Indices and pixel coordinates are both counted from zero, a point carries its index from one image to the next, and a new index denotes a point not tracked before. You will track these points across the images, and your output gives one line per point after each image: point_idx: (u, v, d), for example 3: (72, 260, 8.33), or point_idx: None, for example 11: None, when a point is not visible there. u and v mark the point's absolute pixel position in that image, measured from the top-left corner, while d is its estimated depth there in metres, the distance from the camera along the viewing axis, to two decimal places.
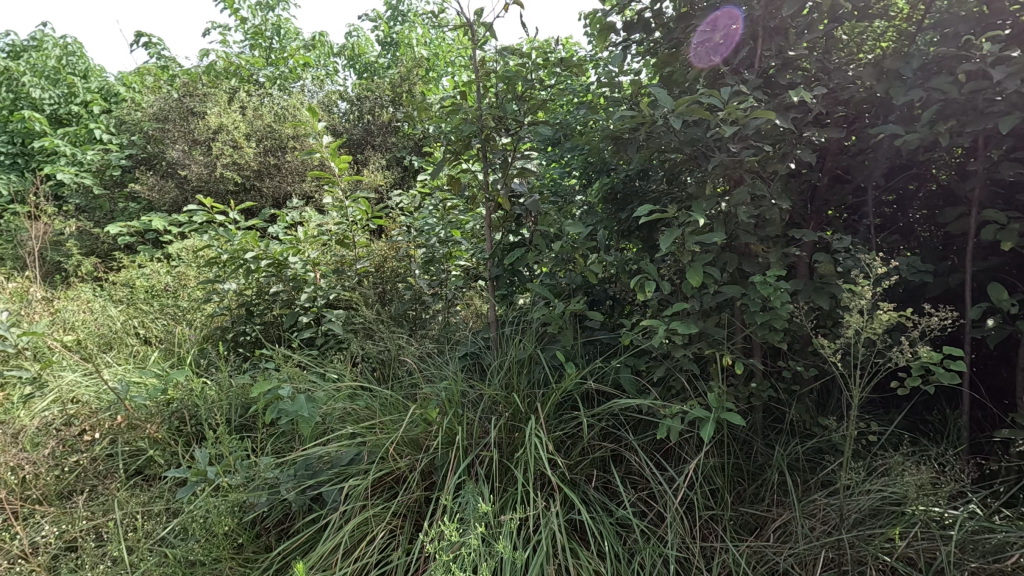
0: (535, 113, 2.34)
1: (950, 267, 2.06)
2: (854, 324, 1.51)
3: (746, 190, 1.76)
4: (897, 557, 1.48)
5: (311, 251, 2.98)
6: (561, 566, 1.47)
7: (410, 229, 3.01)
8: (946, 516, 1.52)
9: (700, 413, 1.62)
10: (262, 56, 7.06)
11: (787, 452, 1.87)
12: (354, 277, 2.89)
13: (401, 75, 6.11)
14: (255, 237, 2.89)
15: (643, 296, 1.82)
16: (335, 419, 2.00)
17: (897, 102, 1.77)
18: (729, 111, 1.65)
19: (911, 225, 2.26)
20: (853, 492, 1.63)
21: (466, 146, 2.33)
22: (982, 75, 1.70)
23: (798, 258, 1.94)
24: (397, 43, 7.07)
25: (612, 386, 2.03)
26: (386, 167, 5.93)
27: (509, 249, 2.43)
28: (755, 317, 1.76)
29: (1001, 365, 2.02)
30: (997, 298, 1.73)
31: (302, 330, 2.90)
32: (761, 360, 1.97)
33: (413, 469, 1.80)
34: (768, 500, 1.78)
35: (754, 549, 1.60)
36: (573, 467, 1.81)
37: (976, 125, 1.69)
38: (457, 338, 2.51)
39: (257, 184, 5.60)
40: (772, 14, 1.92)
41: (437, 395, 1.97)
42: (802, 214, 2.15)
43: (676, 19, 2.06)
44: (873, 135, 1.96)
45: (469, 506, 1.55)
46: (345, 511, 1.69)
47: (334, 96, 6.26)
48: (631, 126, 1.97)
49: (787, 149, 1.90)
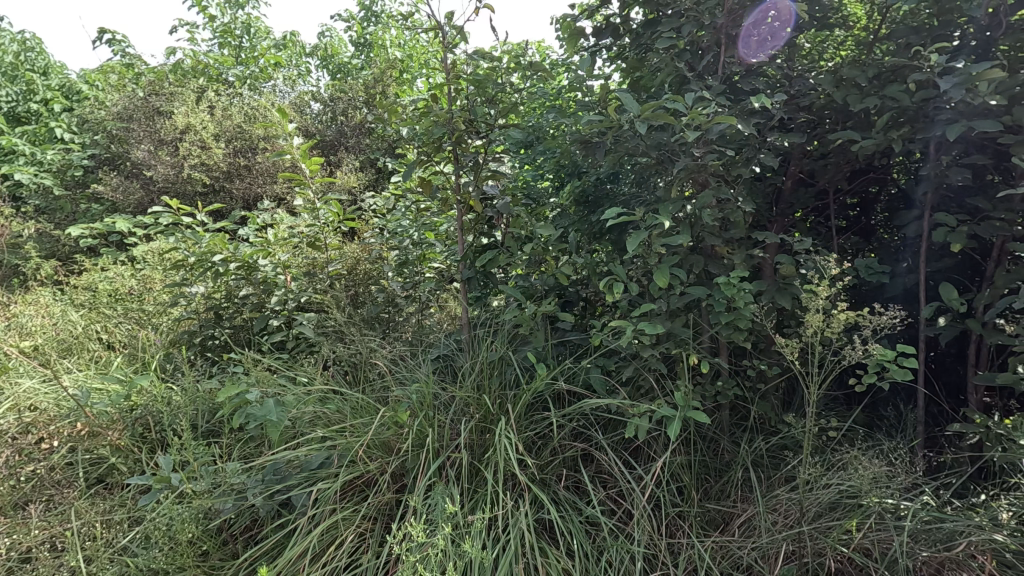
0: (507, 116, 2.36)
1: (907, 268, 2.15)
2: (812, 323, 1.56)
3: (711, 194, 1.81)
4: (854, 548, 1.53)
5: (281, 254, 2.94)
6: (530, 565, 1.49)
7: (383, 231, 3.00)
8: (900, 507, 1.58)
9: (667, 412, 1.65)
10: (231, 55, 6.94)
11: (752, 449, 1.92)
12: (326, 280, 2.86)
13: (375, 76, 6.08)
14: (224, 240, 2.85)
15: (611, 297, 1.85)
16: (304, 423, 1.98)
17: (853, 109, 1.84)
18: (693, 116, 1.69)
19: (872, 227, 2.34)
20: (813, 487, 1.69)
21: (437, 148, 2.34)
22: (931, 84, 1.77)
23: (763, 260, 2.00)
24: (371, 44, 7.03)
25: (583, 387, 2.05)
26: (360, 169, 5.89)
27: (481, 251, 2.45)
28: (719, 317, 1.81)
29: (956, 363, 2.11)
30: (947, 297, 1.82)
31: (272, 334, 2.85)
32: (727, 360, 2.02)
33: (384, 472, 1.80)
34: (734, 497, 1.82)
35: (719, 544, 1.64)
36: (543, 467, 1.83)
37: (926, 133, 1.78)
38: (430, 341, 2.51)
39: (226, 185, 5.50)
40: (734, 22, 1.98)
41: (408, 397, 1.97)
42: (766, 217, 2.22)
43: (643, 24, 2.10)
44: (832, 140, 2.03)
45: (437, 507, 1.56)
46: (315, 516, 1.68)
47: (306, 97, 6.20)
48: (599, 130, 2.00)
49: (750, 153, 1.96)
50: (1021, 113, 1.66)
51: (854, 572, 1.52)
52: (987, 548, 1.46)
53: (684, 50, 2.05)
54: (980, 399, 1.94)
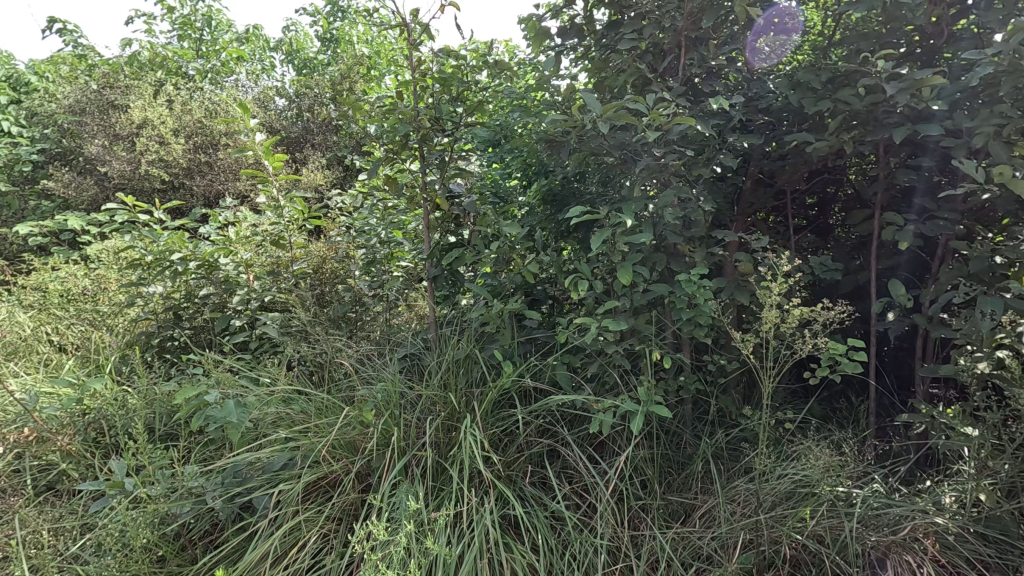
0: (474, 114, 2.37)
1: (859, 266, 2.23)
2: (768, 318, 1.61)
3: (673, 193, 1.85)
4: (808, 535, 1.58)
5: (244, 252, 2.88)
6: (494, 560, 1.49)
7: (350, 230, 2.96)
8: (851, 495, 1.65)
9: (630, 407, 1.68)
10: (190, 48, 6.75)
11: (712, 442, 1.97)
12: (290, 279, 2.80)
13: (342, 72, 5.98)
14: (183, 238, 2.78)
15: (576, 294, 1.87)
16: (267, 424, 1.94)
17: (808, 112, 1.90)
18: (654, 117, 1.73)
19: (829, 226, 2.41)
20: (770, 477, 1.74)
21: (403, 146, 2.33)
22: (879, 89, 1.85)
23: (723, 258, 2.04)
24: (338, 40, 6.92)
25: (549, 384, 2.07)
26: (326, 166, 5.80)
27: (447, 249, 2.45)
28: (681, 313, 1.85)
29: (907, 357, 2.20)
30: (896, 293, 1.90)
31: (235, 334, 2.79)
32: (689, 356, 2.07)
33: (348, 472, 1.79)
34: (695, 488, 1.87)
35: (681, 535, 1.67)
36: (509, 464, 1.84)
37: (875, 136, 1.85)
38: (398, 340, 2.48)
39: (186, 182, 5.35)
40: (694, 25, 2.02)
41: (373, 396, 1.96)
42: (727, 216, 2.27)
43: (607, 26, 2.12)
44: (789, 142, 2.10)
45: (401, 505, 1.55)
46: (276, 518, 1.66)
47: (270, 93, 6.08)
48: (563, 129, 2.02)
49: (711, 154, 2.01)
50: (960, 118, 1.75)
51: (808, 558, 1.57)
52: (930, 530, 1.55)
53: (646, 52, 2.09)
54: (926, 390, 2.04)
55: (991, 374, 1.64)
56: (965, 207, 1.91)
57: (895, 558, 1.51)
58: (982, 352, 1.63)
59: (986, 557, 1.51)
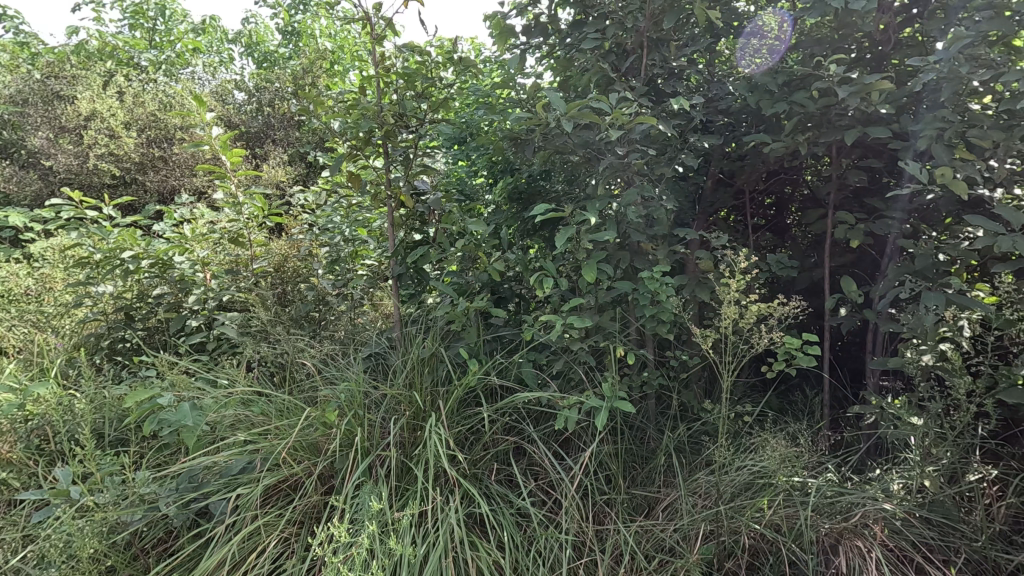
0: (439, 110, 2.34)
1: (814, 263, 2.31)
2: (728, 314, 1.65)
3: (636, 192, 1.87)
4: (765, 525, 1.63)
5: (200, 250, 2.78)
6: (459, 559, 1.49)
7: (313, 227, 2.89)
8: (806, 484, 1.70)
9: (594, 403, 1.70)
10: (143, 38, 6.53)
11: (674, 435, 2.00)
12: (250, 278, 2.72)
13: (304, 66, 5.85)
14: (134, 235, 2.66)
15: (541, 292, 1.88)
16: (225, 427, 1.89)
17: (765, 113, 1.96)
18: (617, 116, 1.74)
19: (786, 225, 2.48)
20: (729, 469, 1.78)
21: (366, 142, 2.29)
22: (831, 92, 1.92)
23: (685, 256, 2.08)
24: (300, 33, 6.76)
25: (515, 381, 2.07)
26: (288, 162, 5.67)
27: (412, 247, 2.41)
28: (644, 310, 1.88)
29: (858, 351, 2.29)
30: (847, 289, 1.97)
31: (191, 335, 2.70)
32: (652, 352, 2.10)
33: (310, 474, 1.75)
34: (658, 482, 1.90)
35: (644, 529, 1.70)
36: (475, 462, 1.84)
37: (828, 138, 1.92)
38: (362, 339, 2.44)
39: (138, 177, 5.17)
40: (656, 26, 2.06)
41: (337, 397, 1.92)
42: (689, 215, 2.31)
43: (571, 25, 2.14)
44: (747, 143, 2.15)
45: (364, 506, 1.53)
46: (234, 523, 1.61)
47: (229, 86, 5.93)
48: (528, 127, 2.03)
49: (672, 153, 2.05)
50: (906, 121, 1.83)
51: (766, 547, 1.62)
52: (879, 517, 1.61)
53: (610, 51, 2.11)
54: (876, 382, 2.13)
55: (934, 366, 1.72)
56: (911, 207, 2.00)
57: (846, 544, 1.57)
58: (927, 345, 1.71)
59: (930, 540, 1.59)
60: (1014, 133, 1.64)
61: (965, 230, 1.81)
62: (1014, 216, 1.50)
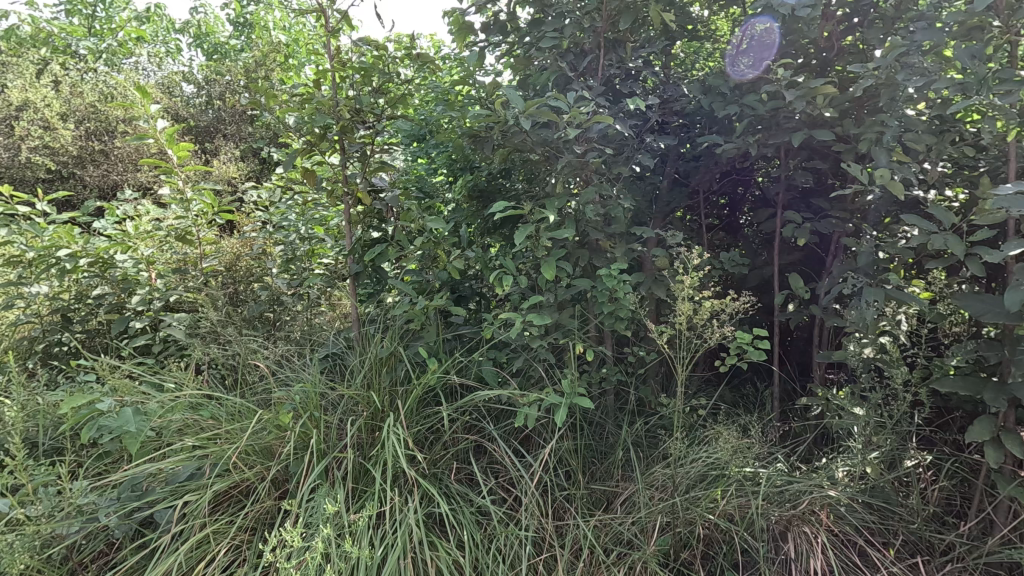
0: (396, 106, 2.31)
1: (764, 261, 2.39)
2: (682, 310, 1.69)
3: (594, 190, 1.89)
4: (719, 515, 1.67)
5: (144, 248, 2.66)
6: (417, 560, 1.47)
7: (266, 225, 2.80)
8: (757, 474, 1.76)
9: (554, 400, 1.71)
10: (81, 26, 6.28)
11: (632, 430, 2.04)
12: (199, 277, 2.62)
13: (256, 59, 5.67)
14: (72, 232, 2.52)
15: (501, 289, 1.88)
16: (171, 432, 1.81)
17: (718, 115, 2.02)
18: (574, 115, 1.76)
19: (739, 224, 2.55)
20: (684, 461, 1.82)
21: (322, 138, 2.23)
22: (779, 95, 1.99)
23: (642, 254, 2.12)
24: (252, 25, 6.55)
25: (475, 379, 2.06)
26: (240, 158, 5.50)
27: (370, 245, 2.37)
28: (603, 307, 1.90)
29: (806, 345, 2.39)
30: (795, 286, 2.05)
31: (135, 337, 2.58)
32: (611, 349, 2.13)
33: (263, 479, 1.70)
34: (617, 476, 1.92)
35: (603, 523, 1.72)
36: (435, 461, 1.82)
37: (776, 140, 1.99)
38: (319, 339, 2.38)
39: (77, 172, 5.05)
40: (613, 27, 2.08)
41: (291, 398, 1.87)
42: (646, 213, 2.35)
43: (530, 23, 2.15)
44: (701, 143, 2.21)
45: (319, 509, 1.50)
46: (181, 533, 1.55)
47: (176, 78, 5.80)
48: (486, 124, 2.02)
49: (629, 153, 2.08)
50: (848, 125, 1.92)
51: (720, 537, 1.66)
52: (825, 504, 1.67)
53: (568, 51, 2.12)
54: (822, 375, 2.22)
55: (875, 359, 1.81)
56: (855, 207, 2.09)
57: (795, 531, 1.62)
58: (868, 338, 1.80)
59: (871, 524, 1.67)
60: (945, 137, 1.74)
61: (903, 229, 1.91)
62: (946, 216, 1.59)
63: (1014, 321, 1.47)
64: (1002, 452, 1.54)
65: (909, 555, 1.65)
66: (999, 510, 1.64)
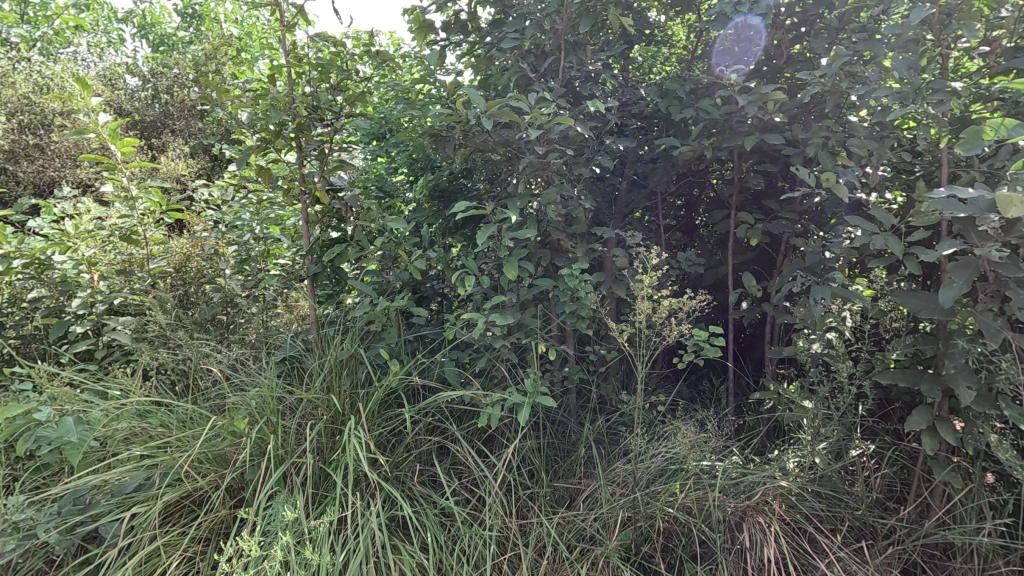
0: (355, 104, 2.26)
1: (720, 260, 2.46)
2: (642, 309, 1.73)
3: (555, 190, 1.91)
4: (678, 508, 1.72)
5: (86, 248, 2.52)
6: (380, 564, 1.45)
7: (218, 224, 2.71)
8: (714, 467, 1.81)
9: (517, 399, 1.71)
10: (13, 12, 5.93)
11: (593, 428, 2.06)
12: (146, 279, 2.51)
13: (206, 52, 5.46)
14: (3, 231, 2.37)
15: (464, 289, 1.87)
16: (117, 442, 1.73)
17: (675, 118, 2.08)
18: (535, 116, 1.77)
19: (695, 224, 2.62)
20: (645, 456, 1.86)
21: (277, 135, 2.17)
22: (733, 100, 2.06)
23: (603, 253, 2.15)
24: (202, 17, 6.30)
25: (437, 380, 2.04)
26: (190, 155, 5.29)
27: (329, 245, 2.32)
28: (564, 307, 1.92)
29: (759, 342, 2.48)
30: (748, 285, 2.13)
31: (76, 343, 2.45)
32: (572, 348, 2.16)
33: (217, 487, 1.64)
34: (579, 473, 1.95)
35: (565, 519, 1.74)
36: (397, 464, 1.80)
37: (729, 143, 2.06)
38: (275, 342, 2.31)
39: (9, 167, 4.77)
40: (573, 29, 2.10)
41: (246, 403, 1.81)
42: (606, 214, 2.38)
43: (491, 24, 2.15)
44: (659, 146, 2.27)
45: (278, 516, 1.46)
46: (129, 546, 1.49)
47: (119, 70, 5.55)
48: (447, 123, 2.01)
49: (589, 154, 2.11)
50: (796, 130, 2.00)
51: (679, 529, 1.71)
52: (777, 494, 1.73)
53: (529, 52, 2.13)
54: (774, 370, 2.31)
55: (823, 354, 1.89)
56: (803, 208, 2.19)
57: (749, 522, 1.68)
58: (816, 334, 1.88)
59: (820, 512, 1.74)
60: (885, 143, 1.83)
61: (847, 229, 2.00)
62: (886, 217, 1.68)
63: (947, 316, 1.58)
64: (937, 440, 1.64)
65: (854, 540, 1.74)
66: (935, 494, 1.75)
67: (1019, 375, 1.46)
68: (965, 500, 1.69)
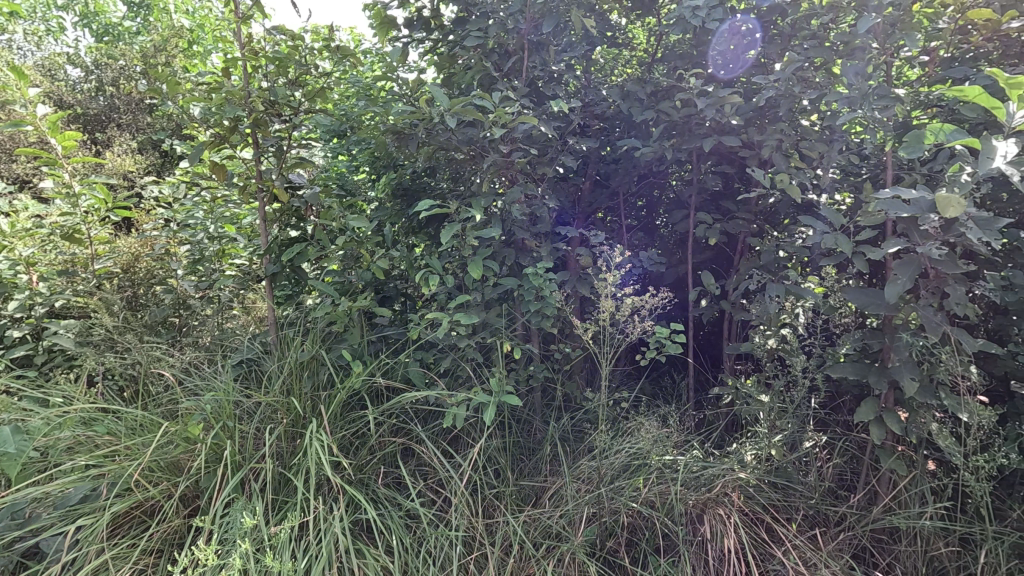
0: (314, 100, 2.19)
1: (680, 260, 2.52)
2: (605, 307, 1.75)
3: (519, 189, 1.92)
4: (642, 502, 1.74)
5: (23, 248, 2.38)
6: (344, 568, 1.42)
7: (169, 222, 2.60)
8: (676, 461, 1.85)
9: (482, 399, 1.71)
10: None
11: (558, 426, 2.08)
12: (91, 280, 2.39)
13: (155, 43, 5.23)
14: None
15: (428, 289, 1.86)
16: (60, 452, 1.64)
17: (636, 119, 2.12)
18: (499, 114, 1.77)
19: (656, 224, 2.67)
20: (609, 452, 1.88)
21: (232, 130, 2.10)
22: (691, 103, 2.12)
23: (567, 253, 2.17)
24: (151, 6, 6.04)
25: (401, 381, 2.02)
26: (138, 151, 5.06)
27: (288, 245, 2.26)
28: (529, 306, 1.93)
29: (717, 338, 2.56)
30: (707, 283, 2.18)
31: (12, 348, 2.31)
32: (537, 346, 2.17)
33: (170, 497, 1.58)
34: (544, 471, 1.96)
35: (532, 517, 1.74)
36: (360, 467, 1.77)
37: (688, 144, 2.11)
38: (232, 344, 2.24)
39: None
40: (535, 29, 2.11)
41: (201, 408, 1.75)
42: (570, 213, 2.40)
43: (453, 22, 2.14)
44: (621, 146, 2.30)
45: (236, 523, 1.41)
46: (75, 561, 1.41)
47: (59, 60, 5.27)
48: (411, 121, 1.99)
49: (553, 154, 2.13)
50: (752, 133, 2.06)
51: (642, 523, 1.74)
52: (736, 485, 1.78)
53: (492, 51, 2.13)
54: (732, 366, 2.38)
55: (777, 349, 1.96)
56: (758, 209, 2.26)
57: (710, 513, 1.72)
58: (771, 330, 1.95)
59: (776, 502, 1.80)
60: (834, 147, 1.92)
61: (800, 229, 2.08)
62: (837, 217, 1.75)
63: (892, 312, 1.65)
64: (884, 429, 1.72)
65: (809, 527, 1.81)
66: (882, 481, 1.84)
67: (957, 367, 1.55)
68: (909, 486, 1.78)
